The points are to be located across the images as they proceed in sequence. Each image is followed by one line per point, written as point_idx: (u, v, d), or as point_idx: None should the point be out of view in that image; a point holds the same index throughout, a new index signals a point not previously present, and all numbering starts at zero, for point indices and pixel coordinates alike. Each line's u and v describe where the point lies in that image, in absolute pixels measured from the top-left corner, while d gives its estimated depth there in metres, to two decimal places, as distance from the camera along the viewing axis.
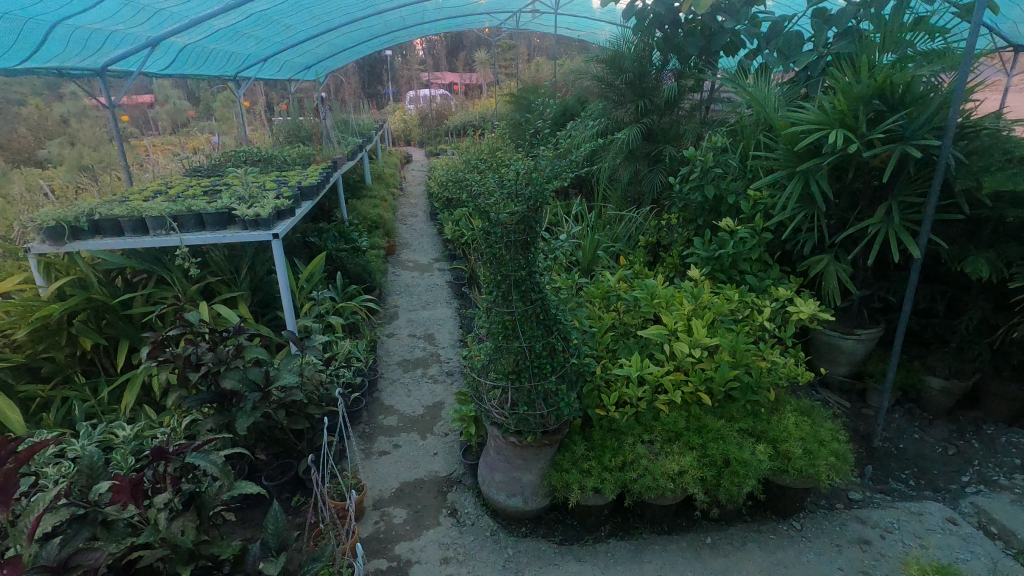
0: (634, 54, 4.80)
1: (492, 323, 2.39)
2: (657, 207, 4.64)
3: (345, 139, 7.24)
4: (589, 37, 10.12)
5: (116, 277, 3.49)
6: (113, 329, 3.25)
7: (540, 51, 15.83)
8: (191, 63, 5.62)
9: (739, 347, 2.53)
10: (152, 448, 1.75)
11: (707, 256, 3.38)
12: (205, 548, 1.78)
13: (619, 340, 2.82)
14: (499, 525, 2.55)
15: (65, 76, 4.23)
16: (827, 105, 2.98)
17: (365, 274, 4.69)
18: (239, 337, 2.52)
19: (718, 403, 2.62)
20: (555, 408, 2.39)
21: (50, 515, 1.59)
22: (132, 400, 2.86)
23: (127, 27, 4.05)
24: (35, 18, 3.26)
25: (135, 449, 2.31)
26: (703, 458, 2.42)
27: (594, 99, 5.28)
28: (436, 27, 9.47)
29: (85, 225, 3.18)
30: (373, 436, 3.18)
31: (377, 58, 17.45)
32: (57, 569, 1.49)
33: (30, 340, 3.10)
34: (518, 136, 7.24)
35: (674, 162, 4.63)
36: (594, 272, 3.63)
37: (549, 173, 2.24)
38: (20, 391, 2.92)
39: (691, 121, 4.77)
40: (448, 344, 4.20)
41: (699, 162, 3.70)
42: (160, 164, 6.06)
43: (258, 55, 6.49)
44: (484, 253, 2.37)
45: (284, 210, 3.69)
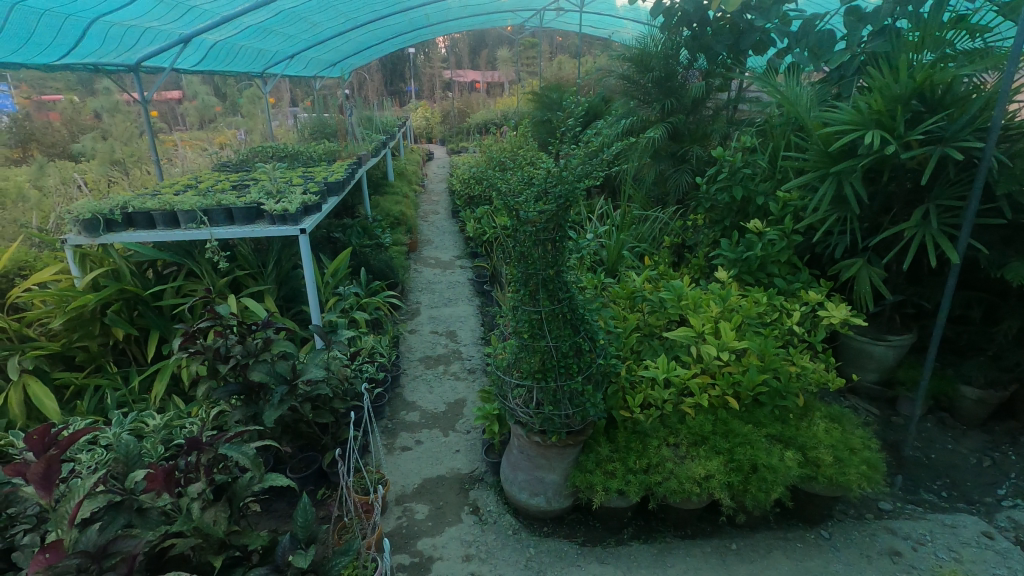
0: (660, 53, 4.75)
1: (519, 321, 2.39)
2: (682, 207, 4.59)
3: (370, 136, 7.31)
4: (612, 35, 10.11)
5: (148, 269, 3.58)
6: (144, 320, 3.32)
7: (563, 50, 15.76)
8: (221, 59, 5.70)
9: (767, 351, 2.50)
10: (186, 438, 1.78)
11: (734, 258, 3.32)
12: (234, 538, 1.79)
13: (643, 341, 2.82)
14: (520, 525, 2.55)
15: (101, 72, 4.32)
16: (863, 105, 2.91)
17: (388, 270, 4.72)
18: (267, 330, 2.53)
19: (746, 408, 2.57)
20: (580, 409, 2.37)
21: (89, 501, 1.60)
22: (162, 390, 2.93)
23: (160, 24, 4.11)
24: (73, 15, 3.33)
25: (165, 438, 2.40)
26: (730, 464, 2.38)
27: (618, 98, 5.24)
28: (460, 25, 9.48)
29: (118, 218, 3.25)
30: (395, 432, 3.20)
31: (400, 56, 17.57)
32: (98, 556, 1.51)
33: (65, 330, 3.19)
34: (541, 135, 7.22)
35: (700, 162, 4.58)
36: (618, 272, 3.61)
37: (580, 172, 2.19)
38: (56, 379, 3.01)
39: (718, 121, 4.71)
40: (470, 341, 4.20)
41: (727, 162, 3.63)
42: (188, 160, 6.18)
43: (284, 52, 6.57)
44: (513, 253, 2.38)
45: (311, 205, 3.71)
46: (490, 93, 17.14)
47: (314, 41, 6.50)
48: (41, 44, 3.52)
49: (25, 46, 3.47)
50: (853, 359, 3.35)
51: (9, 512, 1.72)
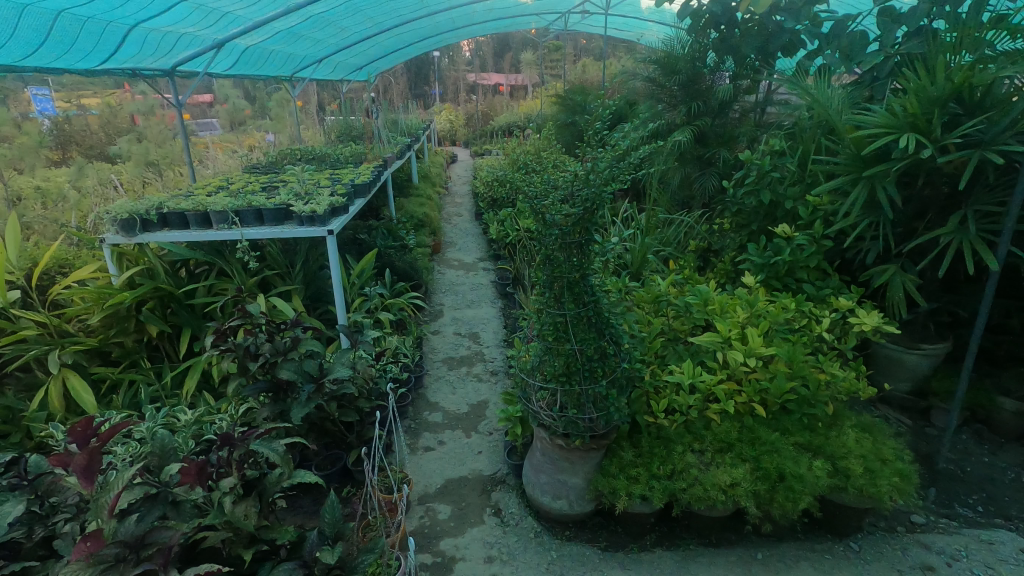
0: (687, 55, 4.71)
1: (544, 324, 2.39)
2: (708, 211, 4.54)
3: (395, 138, 7.40)
4: (637, 37, 10.04)
5: (181, 268, 3.67)
6: (176, 317, 3.41)
7: (587, 53, 15.71)
8: (252, 64, 5.82)
9: (795, 357, 2.46)
10: (219, 434, 1.84)
11: (762, 263, 3.27)
12: (264, 533, 1.83)
13: (668, 346, 2.79)
14: (542, 528, 2.55)
15: (138, 77, 4.46)
16: (897, 108, 2.84)
17: (413, 271, 4.76)
18: (296, 330, 2.58)
19: (773, 415, 2.53)
20: (604, 413, 2.36)
21: (127, 493, 1.64)
22: (193, 386, 3.01)
23: (195, 30, 4.23)
24: (114, 22, 3.44)
25: (196, 433, 2.46)
26: (757, 472, 2.34)
27: (643, 100, 5.21)
28: (485, 28, 9.53)
29: (153, 218, 3.35)
30: (418, 432, 3.23)
31: (424, 59, 17.73)
32: (135, 546, 1.56)
33: (102, 327, 3.29)
34: (565, 138, 7.20)
35: (727, 166, 4.52)
36: (643, 276, 3.59)
37: (608, 175, 2.18)
38: (93, 373, 3.11)
39: (745, 124, 4.65)
40: (492, 343, 4.22)
41: (755, 165, 3.58)
42: (219, 161, 6.34)
43: (313, 56, 6.70)
44: (538, 256, 2.38)
45: (339, 207, 3.77)
46: (514, 96, 17.17)
47: (342, 45, 6.61)
48: (83, 50, 3.65)
49: (68, 52, 3.60)
50: (885, 368, 3.27)
51: (51, 500, 1.80)
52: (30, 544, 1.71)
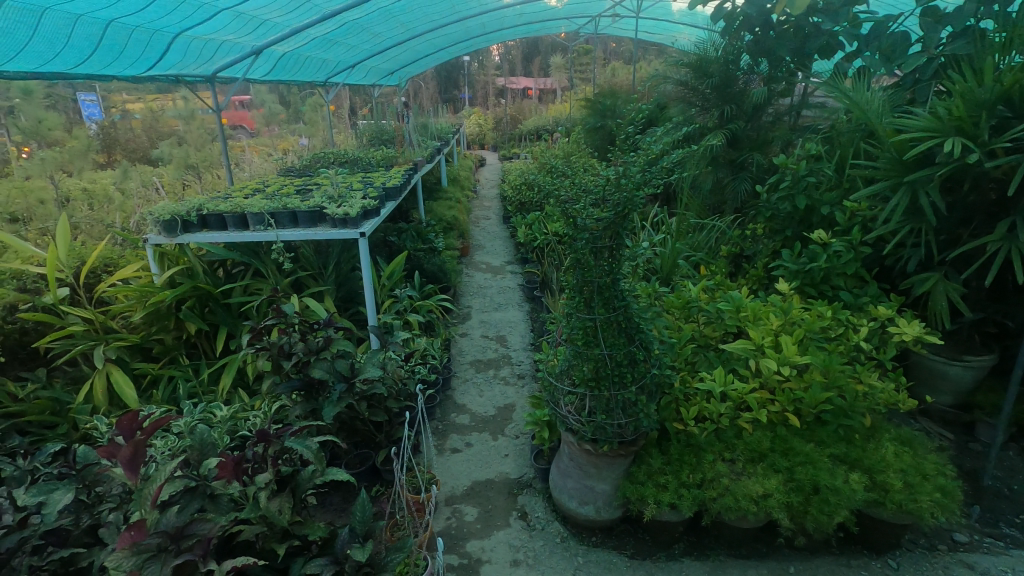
0: (720, 58, 4.65)
1: (573, 329, 2.38)
2: (740, 216, 4.47)
3: (425, 142, 7.49)
4: (668, 40, 9.95)
5: (218, 268, 3.78)
6: (214, 316, 3.52)
7: (617, 56, 15.63)
8: (288, 70, 5.97)
9: (831, 367, 2.40)
10: (255, 430, 1.89)
11: (796, 269, 3.20)
12: (297, 528, 1.88)
13: (698, 352, 2.76)
14: (568, 533, 2.53)
15: (181, 82, 4.61)
16: (942, 111, 2.75)
17: (441, 274, 4.80)
18: (328, 330, 2.63)
19: (807, 426, 2.47)
20: (633, 419, 2.34)
21: (168, 485, 1.70)
22: (229, 382, 3.10)
23: (236, 37, 4.36)
24: (160, 30, 3.57)
25: (231, 429, 2.53)
26: (790, 483, 2.28)
27: (675, 104, 5.16)
28: (516, 32, 9.58)
29: (194, 219, 3.46)
30: (445, 433, 3.25)
31: (454, 64, 17.91)
32: (176, 537, 1.60)
33: (144, 324, 3.41)
34: (594, 142, 7.18)
35: (761, 170, 4.44)
36: (673, 281, 3.55)
37: (640, 180, 2.16)
38: (135, 368, 3.22)
39: (780, 128, 4.56)
40: (520, 347, 4.22)
41: (790, 170, 3.50)
42: (255, 165, 6.51)
43: (347, 61, 6.83)
44: (568, 260, 2.38)
45: (371, 209, 3.83)
46: (543, 99, 17.19)
47: (374, 50, 6.72)
48: (131, 57, 3.80)
49: (117, 59, 3.75)
50: (926, 379, 3.16)
51: (98, 490, 1.89)
52: (77, 531, 1.78)
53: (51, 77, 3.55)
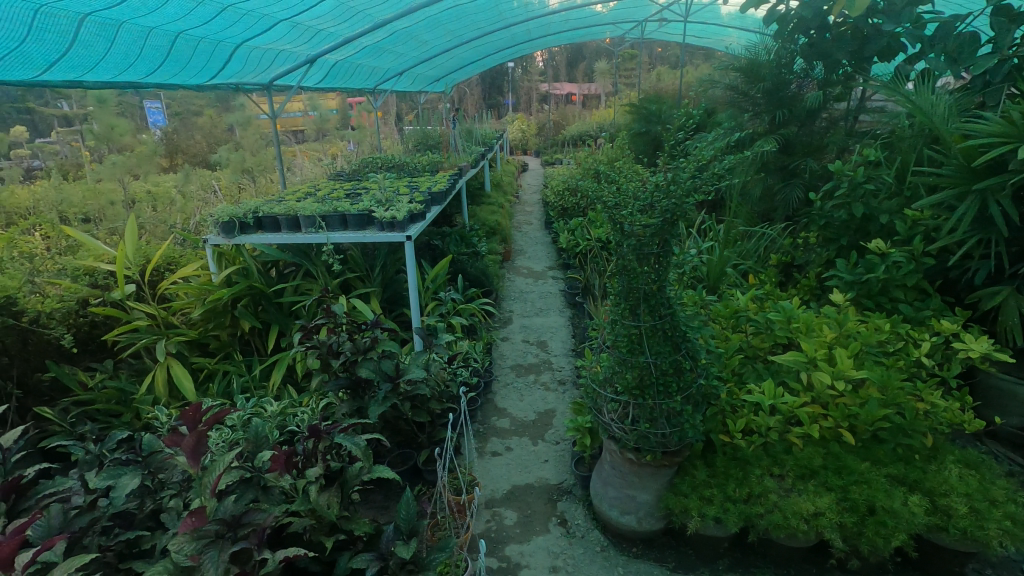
0: (772, 61, 4.54)
1: (617, 335, 2.36)
2: (791, 224, 4.33)
3: (469, 147, 7.58)
4: (717, 44, 9.77)
5: (271, 268, 3.93)
6: (266, 314, 3.66)
7: (662, 61, 15.45)
8: (340, 77, 6.17)
9: (889, 383, 2.29)
10: (308, 425, 1.98)
11: (852, 280, 3.07)
12: (344, 523, 1.93)
13: (746, 363, 2.69)
14: (608, 542, 2.50)
15: (241, 91, 4.84)
16: (1016, 115, 2.61)
17: (483, 278, 4.85)
18: (375, 330, 2.69)
19: (862, 443, 2.36)
20: (678, 429, 2.30)
21: (226, 474, 1.76)
22: (279, 378, 3.21)
23: (292, 47, 4.54)
24: (223, 42, 3.75)
25: (282, 424, 2.62)
26: (843, 503, 2.19)
27: (724, 108, 5.05)
28: (560, 39, 9.61)
29: (250, 221, 3.62)
30: (486, 436, 3.27)
31: (498, 70, 18.10)
32: (232, 525, 1.66)
33: (201, 320, 3.58)
34: (639, 147, 7.10)
35: (814, 177, 4.30)
36: (720, 289, 3.48)
37: (689, 186, 2.13)
38: (193, 363, 3.39)
39: (836, 133, 4.40)
40: (561, 352, 4.21)
41: (847, 176, 3.37)
42: (306, 169, 6.74)
43: (396, 69, 7.00)
44: (614, 266, 2.36)
45: (417, 213, 3.90)
46: (586, 105, 17.15)
47: (422, 58, 6.86)
48: (197, 66, 4.00)
49: (184, 69, 3.96)
50: (993, 400, 2.97)
51: (160, 476, 2.00)
52: (141, 515, 1.89)
53: (125, 86, 3.78)
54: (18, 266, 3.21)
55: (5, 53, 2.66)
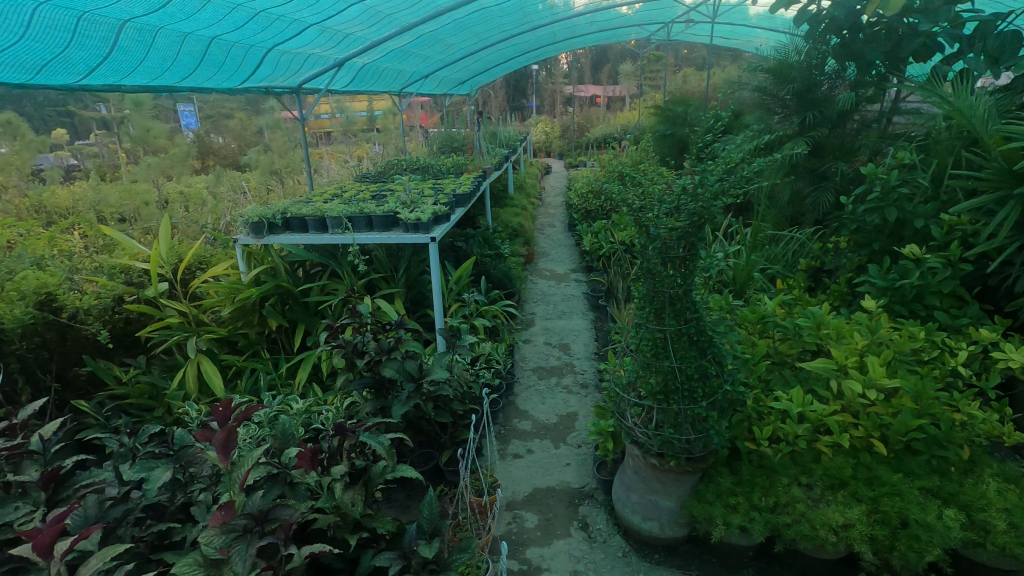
0: (803, 63, 4.45)
1: (642, 339, 2.35)
2: (821, 229, 4.25)
3: (493, 150, 7.60)
4: (745, 45, 9.62)
5: (299, 268, 4.00)
6: (293, 313, 3.72)
7: (688, 63, 15.29)
8: (367, 81, 6.26)
9: (924, 392, 2.22)
10: (334, 424, 2.02)
11: (884, 286, 2.99)
12: (367, 521, 1.95)
13: (774, 370, 2.64)
14: (630, 548, 2.48)
15: (271, 94, 4.94)
16: None
17: (506, 280, 4.85)
18: (399, 330, 2.71)
19: (894, 454, 2.29)
20: (703, 435, 2.26)
21: (254, 470, 1.80)
22: (305, 376, 3.26)
23: (321, 51, 4.62)
24: (255, 46, 3.83)
25: (307, 421, 2.66)
26: (874, 515, 2.13)
27: (752, 110, 4.97)
28: (585, 41, 9.58)
29: (279, 222, 3.69)
30: (508, 438, 3.27)
31: (522, 73, 18.14)
32: (260, 520, 1.69)
33: (231, 318, 3.66)
34: (664, 149, 7.04)
35: (845, 180, 4.20)
36: (746, 294, 3.43)
37: (717, 189, 2.10)
38: (222, 360, 3.46)
39: (868, 135, 4.29)
40: (583, 355, 4.19)
41: (879, 180, 3.29)
42: (333, 171, 6.85)
43: (421, 72, 7.06)
44: (639, 270, 2.35)
45: (441, 215, 3.93)
46: (611, 107, 17.07)
47: (447, 61, 6.92)
48: (229, 70, 4.10)
49: (217, 73, 4.06)
50: None
51: (191, 470, 2.04)
52: (172, 507, 1.92)
53: (161, 90, 3.91)
54: (58, 264, 3.32)
55: (49, 58, 2.77)
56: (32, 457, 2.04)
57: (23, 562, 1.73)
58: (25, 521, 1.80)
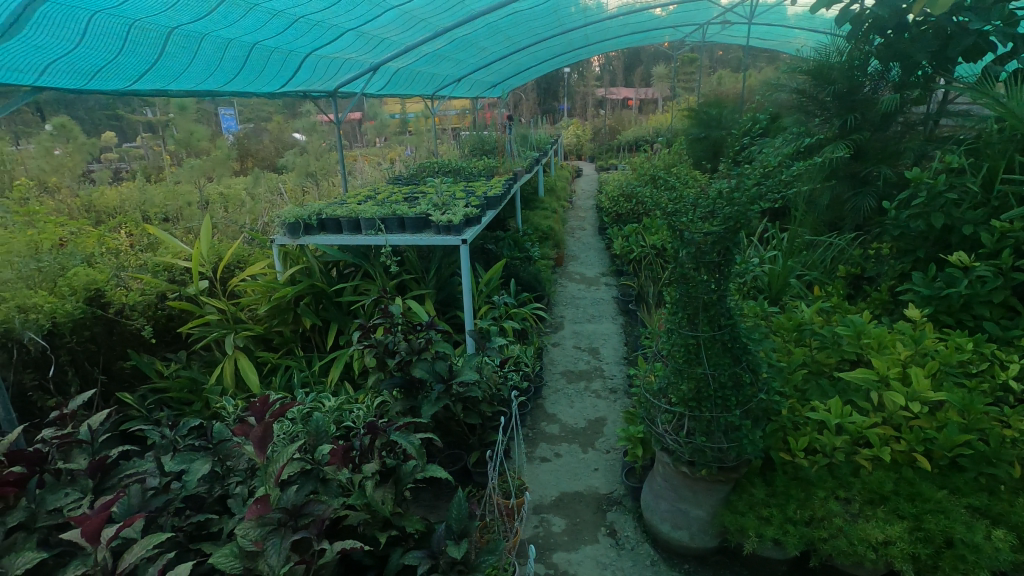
0: (844, 64, 4.33)
1: (674, 345, 2.32)
2: (861, 234, 4.12)
3: (524, 153, 7.62)
4: (783, 46, 9.41)
5: (333, 268, 4.08)
6: (327, 313, 3.80)
7: (723, 64, 15.04)
8: (401, 84, 6.35)
9: (971, 406, 2.13)
10: (367, 422, 2.06)
11: (929, 295, 2.88)
12: (397, 519, 1.98)
13: (810, 379, 2.57)
14: (659, 557, 2.44)
15: (308, 97, 5.07)
16: None
17: (536, 282, 4.85)
18: (430, 332, 2.74)
19: (939, 470, 2.20)
20: (736, 444, 2.21)
21: (289, 465, 1.83)
22: (337, 374, 3.32)
23: (357, 56, 4.71)
24: (294, 51, 3.93)
25: (338, 419, 2.70)
26: (916, 532, 2.03)
27: (790, 113, 4.86)
28: (618, 43, 9.54)
29: (314, 223, 3.77)
30: (536, 441, 3.27)
31: (554, 76, 18.15)
32: (294, 514, 1.72)
33: (267, 317, 3.75)
34: (698, 153, 6.93)
35: (887, 185, 4.07)
36: (782, 301, 3.35)
37: (755, 193, 2.06)
38: (258, 357, 3.56)
39: (913, 138, 4.14)
40: (612, 360, 4.16)
41: (925, 184, 3.18)
42: (366, 173, 6.97)
43: (454, 75, 7.14)
44: (673, 275, 2.32)
45: (472, 217, 3.96)
46: (643, 110, 16.91)
47: (480, 64, 6.97)
48: (269, 75, 4.21)
49: (258, 77, 4.18)
50: None
51: (228, 463, 2.11)
52: (211, 499, 1.99)
53: (204, 94, 4.05)
54: (106, 261, 3.47)
55: (102, 64, 2.90)
56: (80, 446, 2.12)
57: (72, 547, 1.81)
58: (74, 507, 1.89)
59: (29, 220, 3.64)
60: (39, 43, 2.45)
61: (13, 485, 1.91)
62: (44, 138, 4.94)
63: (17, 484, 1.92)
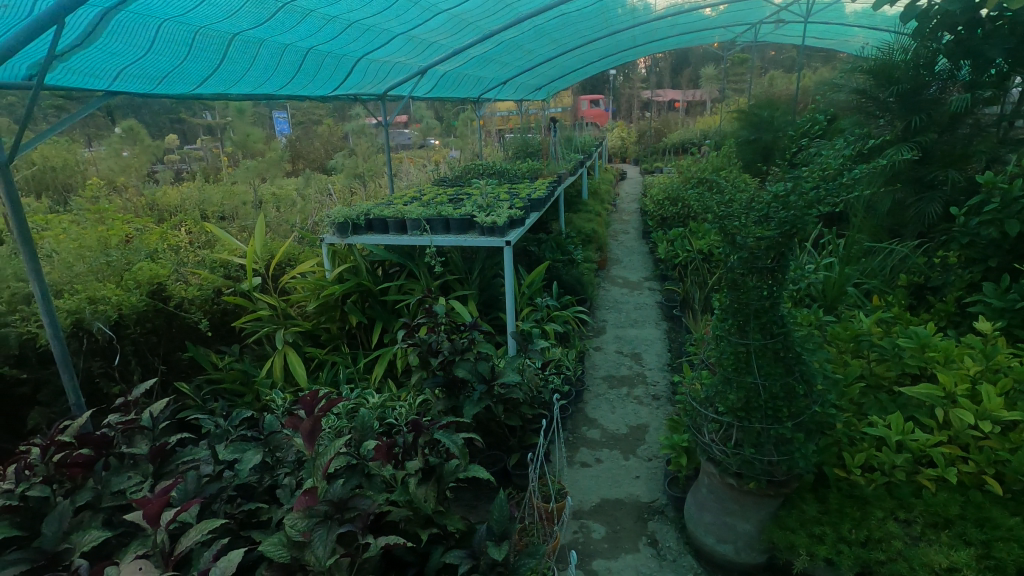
0: (908, 62, 4.12)
1: (723, 353, 2.25)
2: (925, 242, 3.90)
3: (568, 155, 7.59)
4: (842, 45, 9.04)
5: (379, 267, 4.15)
6: (372, 311, 3.87)
7: (776, 65, 14.57)
8: (447, 88, 6.44)
9: None
10: (412, 420, 2.10)
11: (1002, 307, 2.70)
12: (438, 517, 1.99)
13: (868, 394, 2.45)
14: (702, 570, 2.37)
15: (358, 100, 5.20)
16: None
17: (579, 286, 4.82)
18: (473, 332, 2.75)
19: (1012, 495, 2.04)
20: (787, 458, 2.12)
21: (336, 459, 1.87)
22: (380, 372, 3.38)
23: (406, 60, 4.80)
24: (346, 55, 4.03)
25: (382, 416, 2.75)
26: (986, 561, 1.89)
27: (848, 114, 4.65)
28: (666, 44, 9.38)
29: (362, 222, 3.87)
30: (576, 445, 3.23)
31: (599, 79, 18.02)
32: (340, 507, 1.75)
33: (315, 313, 3.86)
34: (748, 155, 6.74)
35: (955, 190, 3.84)
36: (837, 310, 3.21)
37: (814, 197, 1.98)
38: (306, 352, 3.66)
39: (985, 140, 3.90)
40: (656, 366, 4.08)
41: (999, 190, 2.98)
42: (412, 175, 7.09)
43: (499, 78, 7.18)
44: (723, 281, 2.25)
45: (517, 219, 3.96)
46: (690, 111, 16.56)
47: (525, 67, 6.98)
48: (322, 79, 4.34)
49: (311, 81, 4.31)
50: None
51: (278, 454, 2.18)
52: (260, 488, 2.07)
53: (261, 97, 4.20)
54: (168, 257, 3.64)
55: (169, 70, 3.05)
56: (142, 432, 2.22)
57: (133, 527, 1.91)
58: (136, 489, 1.99)
59: (100, 217, 3.87)
60: (115, 50, 2.60)
61: (82, 465, 2.02)
62: (114, 141, 5.30)
63: (85, 465, 2.03)
